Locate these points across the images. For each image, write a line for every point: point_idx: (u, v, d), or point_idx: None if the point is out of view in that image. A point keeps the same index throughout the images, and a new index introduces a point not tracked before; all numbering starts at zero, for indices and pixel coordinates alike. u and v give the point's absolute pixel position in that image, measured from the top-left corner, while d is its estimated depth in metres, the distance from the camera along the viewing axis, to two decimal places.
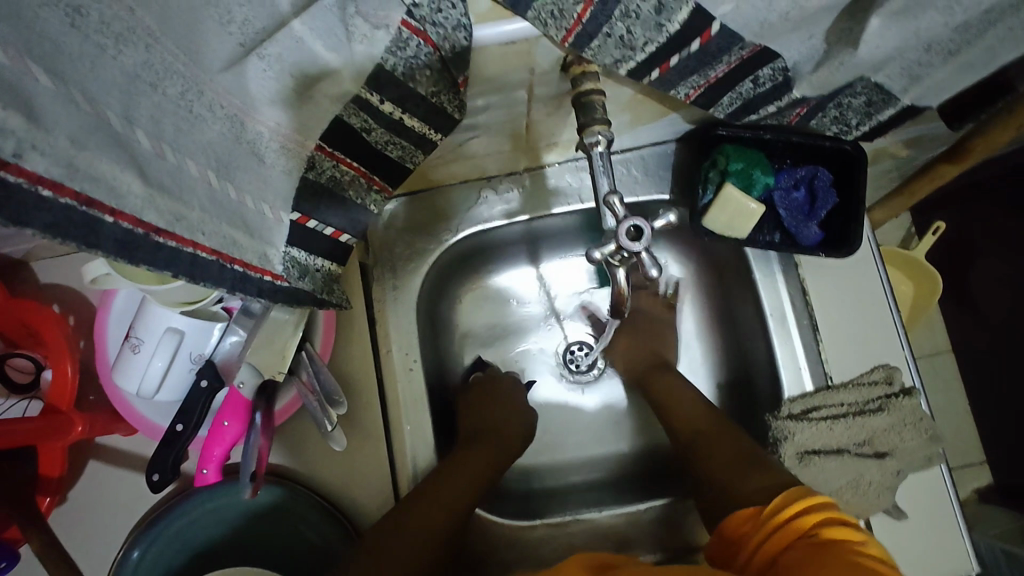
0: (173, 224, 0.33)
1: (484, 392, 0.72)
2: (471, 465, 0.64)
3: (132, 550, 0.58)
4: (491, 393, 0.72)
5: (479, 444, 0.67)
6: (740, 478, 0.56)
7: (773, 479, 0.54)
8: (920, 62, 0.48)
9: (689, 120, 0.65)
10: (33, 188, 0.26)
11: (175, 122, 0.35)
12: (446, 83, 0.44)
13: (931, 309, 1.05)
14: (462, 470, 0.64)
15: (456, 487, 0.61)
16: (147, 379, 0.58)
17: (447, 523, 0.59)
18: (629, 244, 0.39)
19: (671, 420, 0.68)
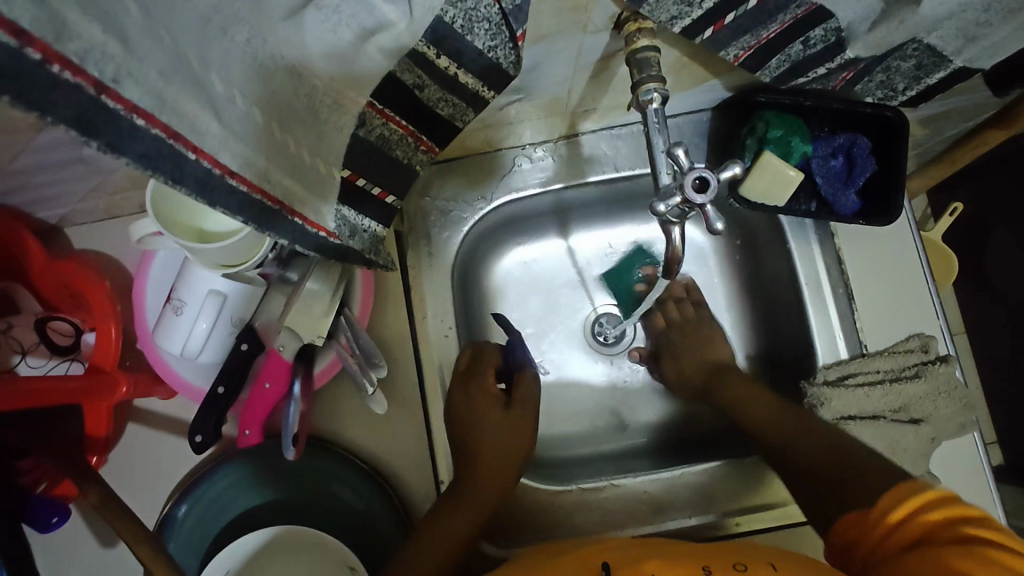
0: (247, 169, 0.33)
1: (482, 400, 0.64)
2: (480, 486, 0.60)
3: (177, 508, 0.59)
4: (492, 386, 0.65)
5: (489, 460, 0.62)
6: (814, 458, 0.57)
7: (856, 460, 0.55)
8: (978, 22, 0.47)
9: (729, 85, 0.65)
10: (128, 117, 0.25)
11: (242, 68, 0.34)
12: (504, 38, 0.42)
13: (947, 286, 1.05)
14: (469, 497, 0.60)
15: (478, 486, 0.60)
16: (190, 341, 0.58)
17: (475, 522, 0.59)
18: (693, 196, 0.39)
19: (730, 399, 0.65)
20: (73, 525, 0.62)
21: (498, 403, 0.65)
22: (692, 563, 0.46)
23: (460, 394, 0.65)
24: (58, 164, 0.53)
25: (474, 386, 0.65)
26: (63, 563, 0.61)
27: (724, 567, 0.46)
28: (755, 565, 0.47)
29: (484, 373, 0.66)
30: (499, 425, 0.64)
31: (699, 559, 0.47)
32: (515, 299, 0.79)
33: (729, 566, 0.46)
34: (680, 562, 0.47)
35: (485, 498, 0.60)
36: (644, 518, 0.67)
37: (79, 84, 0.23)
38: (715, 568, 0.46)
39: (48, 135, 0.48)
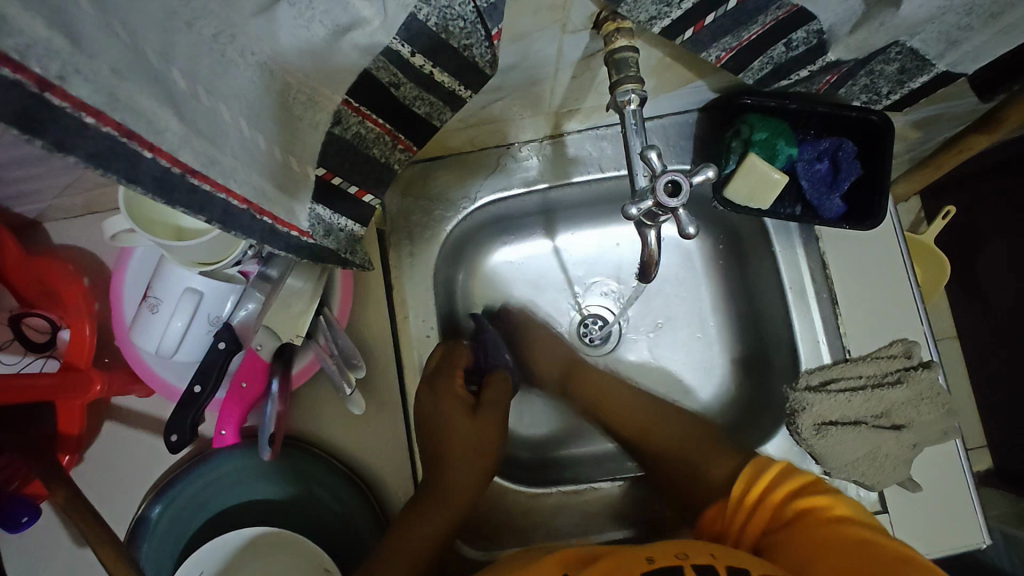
0: (210, 167, 0.32)
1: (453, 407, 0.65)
2: (453, 485, 0.61)
3: (152, 509, 0.59)
4: (459, 388, 0.66)
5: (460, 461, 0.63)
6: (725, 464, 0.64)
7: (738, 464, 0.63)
8: (959, 25, 0.47)
9: (714, 87, 0.64)
10: (76, 114, 0.25)
11: (207, 64, 0.34)
12: (479, 36, 0.42)
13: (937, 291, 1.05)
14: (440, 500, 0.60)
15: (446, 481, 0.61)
16: (165, 340, 0.57)
17: (447, 519, 0.60)
18: (666, 200, 0.39)
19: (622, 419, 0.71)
20: (48, 523, 0.61)
21: (464, 403, 0.66)
22: (636, 554, 0.49)
23: (427, 397, 0.65)
24: (33, 159, 0.53)
25: (443, 389, 0.65)
26: (37, 562, 0.61)
27: (668, 557, 0.48)
28: (695, 554, 0.48)
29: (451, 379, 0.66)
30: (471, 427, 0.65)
31: (643, 551, 0.49)
32: (499, 300, 0.79)
33: (671, 556, 0.48)
34: (628, 554, 0.49)
35: (458, 500, 0.61)
36: (621, 520, 0.68)
37: (19, 80, 0.22)
38: (658, 558, 0.48)
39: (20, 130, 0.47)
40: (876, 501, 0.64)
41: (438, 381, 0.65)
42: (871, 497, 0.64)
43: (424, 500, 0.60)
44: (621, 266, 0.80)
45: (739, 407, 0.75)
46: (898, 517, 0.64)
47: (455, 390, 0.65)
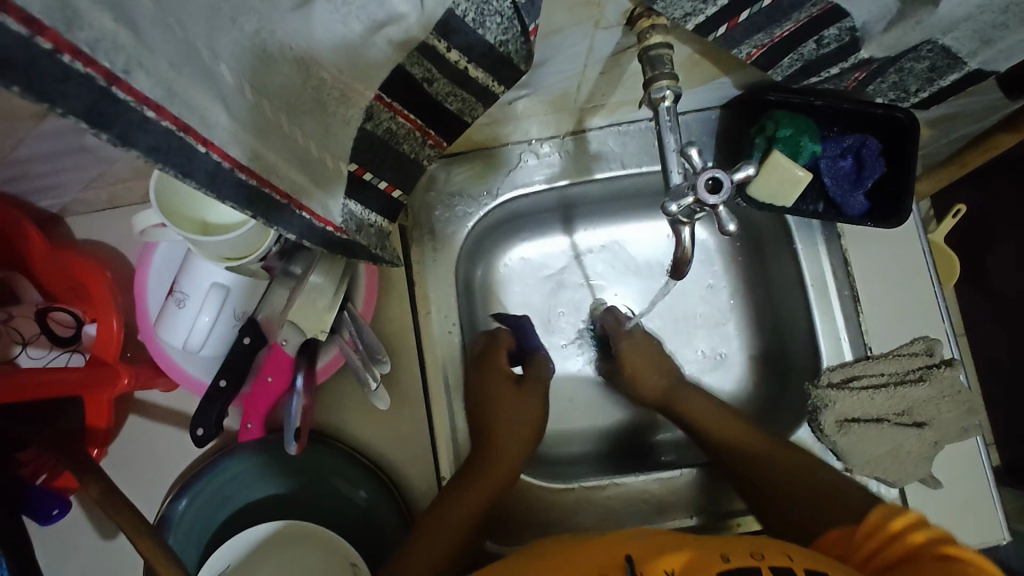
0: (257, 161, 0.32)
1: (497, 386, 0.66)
2: (478, 490, 0.59)
3: (177, 501, 0.58)
4: (505, 366, 0.67)
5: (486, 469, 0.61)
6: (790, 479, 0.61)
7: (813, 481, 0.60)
8: (995, 23, 0.47)
9: (739, 84, 0.64)
10: (137, 108, 0.25)
11: (250, 59, 0.34)
12: (515, 32, 0.41)
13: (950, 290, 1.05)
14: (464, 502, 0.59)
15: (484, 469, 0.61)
16: (192, 335, 0.57)
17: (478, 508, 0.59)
18: (706, 197, 0.39)
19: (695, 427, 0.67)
20: (74, 515, 0.62)
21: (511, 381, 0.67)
22: (709, 551, 0.49)
23: (475, 379, 0.67)
24: (60, 153, 0.53)
25: (488, 371, 0.67)
26: (62, 554, 0.61)
27: (744, 556, 0.48)
28: (773, 554, 0.49)
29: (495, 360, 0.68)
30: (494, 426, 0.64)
31: (715, 548, 0.50)
32: (517, 295, 0.78)
33: (748, 556, 0.48)
34: (699, 552, 0.49)
35: (478, 501, 0.59)
36: (645, 516, 0.67)
37: (89, 74, 0.22)
38: (734, 557, 0.48)
39: (50, 124, 0.48)
40: (897, 498, 0.64)
41: (486, 360, 0.68)
42: (892, 494, 0.65)
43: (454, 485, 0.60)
44: (641, 262, 0.80)
45: (758, 404, 0.75)
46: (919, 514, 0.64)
47: (501, 372, 0.67)
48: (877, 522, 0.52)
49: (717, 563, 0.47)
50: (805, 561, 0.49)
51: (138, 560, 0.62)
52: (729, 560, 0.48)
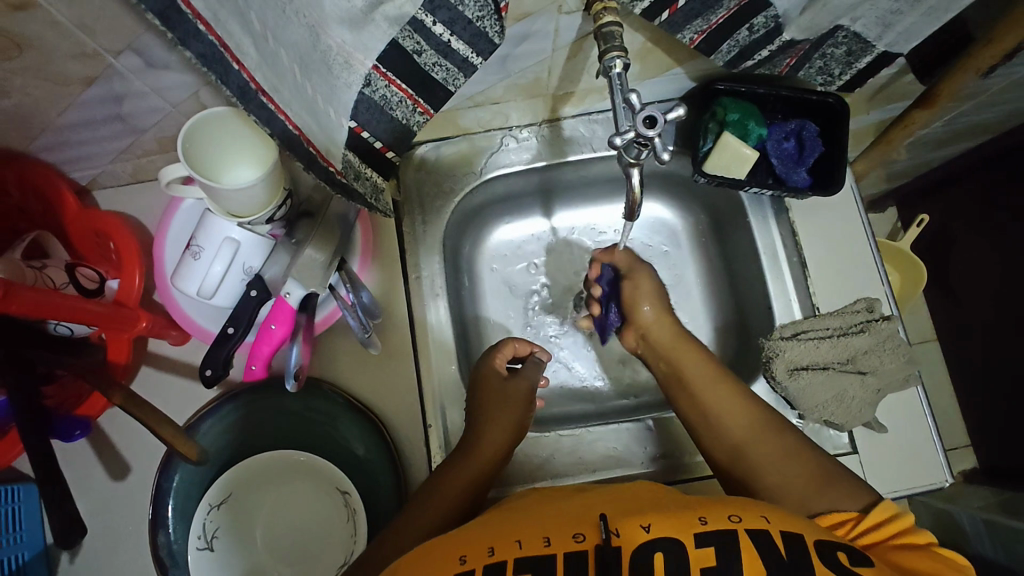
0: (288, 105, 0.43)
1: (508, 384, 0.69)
2: (450, 482, 0.61)
3: (202, 421, 0.64)
4: (499, 365, 0.71)
5: (469, 456, 0.63)
6: (760, 447, 0.60)
7: (788, 463, 0.59)
8: (891, 10, 0.56)
9: (691, 76, 0.73)
10: (194, 22, 0.33)
11: (273, 16, 0.43)
12: (490, 9, 0.50)
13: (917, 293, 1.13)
14: (456, 483, 0.61)
15: (470, 473, 0.62)
16: (205, 283, 0.64)
17: (462, 501, 0.60)
18: (644, 131, 0.46)
19: (675, 378, 0.68)
20: (85, 459, 0.67)
21: (500, 377, 0.70)
22: (687, 513, 0.51)
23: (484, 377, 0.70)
24: (98, 120, 0.61)
25: (484, 369, 0.70)
26: (75, 491, 0.66)
27: (720, 519, 0.50)
28: (749, 517, 0.51)
29: (491, 361, 0.71)
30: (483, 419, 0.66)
31: (696, 510, 0.52)
32: (499, 270, 0.87)
33: (725, 519, 0.50)
34: (679, 513, 0.51)
35: (468, 478, 0.62)
36: (616, 462, 0.73)
37: None
38: (711, 519, 0.50)
39: (95, 89, 0.56)
40: (848, 443, 0.70)
41: (490, 360, 0.71)
42: (842, 440, 0.70)
43: (437, 482, 0.61)
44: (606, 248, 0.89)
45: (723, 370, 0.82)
46: (868, 458, 0.69)
47: (499, 375, 0.70)
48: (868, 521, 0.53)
49: (694, 524, 0.50)
50: (778, 521, 0.51)
51: (142, 502, 0.66)
52: (706, 523, 0.50)
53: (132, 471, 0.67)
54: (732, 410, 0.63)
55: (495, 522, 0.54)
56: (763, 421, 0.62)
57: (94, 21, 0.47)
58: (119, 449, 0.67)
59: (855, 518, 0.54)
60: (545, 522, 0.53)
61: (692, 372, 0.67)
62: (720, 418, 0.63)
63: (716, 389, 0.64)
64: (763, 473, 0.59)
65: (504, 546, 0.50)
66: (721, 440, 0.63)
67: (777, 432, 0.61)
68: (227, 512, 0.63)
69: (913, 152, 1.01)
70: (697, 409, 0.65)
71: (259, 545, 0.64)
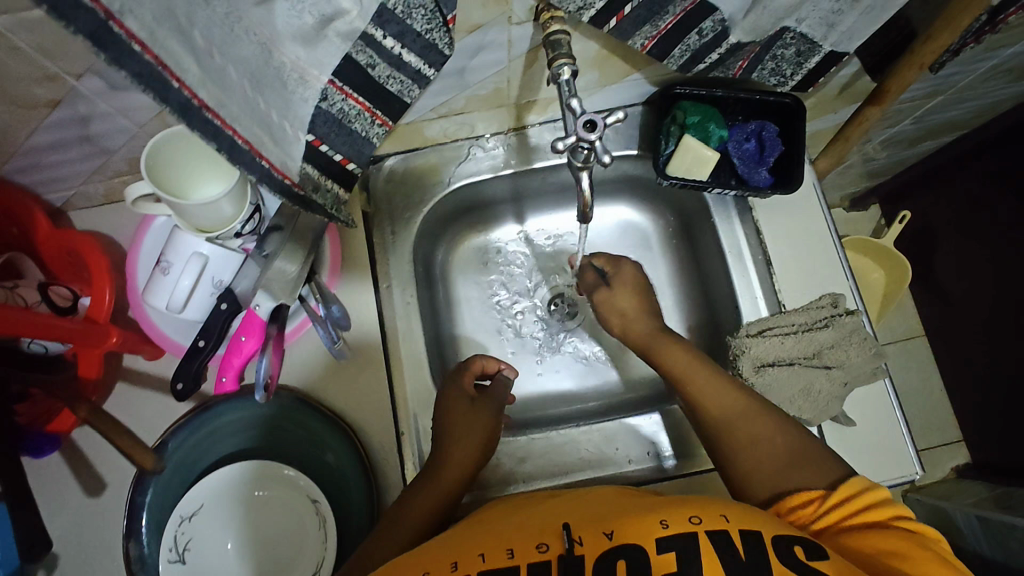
0: (237, 121, 0.46)
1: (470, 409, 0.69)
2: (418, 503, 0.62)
3: (170, 438, 0.64)
4: (466, 385, 0.72)
5: (435, 475, 0.64)
6: (742, 431, 0.61)
7: (765, 452, 0.59)
8: (833, 10, 0.57)
9: (651, 81, 0.74)
10: (127, 42, 0.37)
11: (220, 33, 0.45)
12: (438, 22, 0.51)
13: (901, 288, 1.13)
14: (423, 504, 0.62)
15: (432, 494, 0.63)
16: (174, 297, 0.65)
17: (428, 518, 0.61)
18: (586, 135, 0.49)
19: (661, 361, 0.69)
20: (61, 476, 0.67)
21: (466, 399, 0.70)
22: (648, 517, 0.50)
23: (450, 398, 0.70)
24: (66, 142, 0.62)
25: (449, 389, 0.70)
26: (50, 509, 0.67)
27: (680, 521, 0.49)
28: (709, 518, 0.50)
29: (456, 381, 0.71)
30: (452, 441, 0.66)
31: (658, 512, 0.51)
32: (473, 277, 0.88)
33: (685, 521, 0.49)
34: (639, 516, 0.51)
35: (437, 489, 0.63)
36: (588, 463, 0.73)
37: (95, 8, 0.34)
38: (672, 522, 0.49)
39: (60, 111, 0.58)
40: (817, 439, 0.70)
41: (455, 380, 0.71)
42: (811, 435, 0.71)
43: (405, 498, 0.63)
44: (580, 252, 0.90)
45: None
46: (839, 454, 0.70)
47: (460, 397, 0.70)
48: (836, 498, 0.53)
49: (654, 529, 0.49)
50: (737, 519, 0.50)
51: (118, 517, 0.67)
52: (667, 527, 0.49)
53: (108, 486, 0.67)
54: (726, 394, 0.64)
55: (443, 548, 0.52)
56: (755, 407, 0.62)
57: (52, 46, 0.49)
58: (94, 465, 0.68)
59: (821, 496, 0.54)
60: (507, 532, 0.52)
61: (679, 358, 0.68)
62: (708, 401, 0.64)
63: (702, 375, 0.66)
64: (743, 455, 0.60)
65: (465, 561, 0.49)
66: (708, 421, 0.64)
67: (759, 416, 0.62)
68: (198, 524, 0.64)
69: (887, 148, 1.02)
70: (683, 391, 0.66)
71: (231, 553, 0.65)
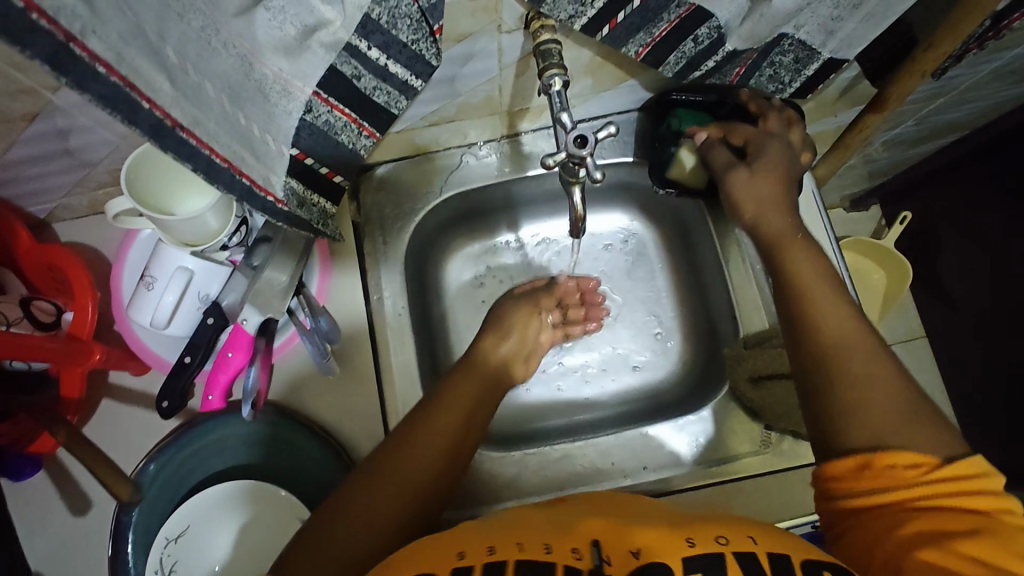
0: (214, 139, 0.44)
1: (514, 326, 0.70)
2: (421, 445, 0.54)
3: (148, 465, 0.63)
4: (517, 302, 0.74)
5: (443, 417, 0.56)
6: (859, 357, 0.50)
7: (893, 387, 0.48)
8: (832, 17, 0.56)
9: (647, 87, 0.73)
10: (91, 64, 0.35)
11: (196, 48, 0.42)
12: (424, 32, 0.50)
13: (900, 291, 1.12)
14: (426, 448, 0.54)
15: (438, 440, 0.54)
16: (158, 313, 0.64)
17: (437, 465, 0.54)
18: (575, 151, 0.48)
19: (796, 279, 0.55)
20: (46, 495, 0.66)
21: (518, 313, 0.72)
22: (672, 533, 0.44)
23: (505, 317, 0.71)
24: (46, 155, 0.61)
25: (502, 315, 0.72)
26: (35, 529, 0.65)
27: (706, 540, 0.44)
28: (736, 537, 0.44)
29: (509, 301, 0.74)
30: (461, 371, 0.62)
31: (682, 530, 0.45)
32: (467, 286, 0.87)
33: (712, 540, 0.44)
34: (663, 533, 0.44)
35: (445, 442, 0.55)
36: (583, 479, 0.72)
37: (53, 31, 0.33)
38: (699, 540, 0.43)
39: (38, 125, 0.56)
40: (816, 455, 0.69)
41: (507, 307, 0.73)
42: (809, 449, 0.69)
43: (402, 438, 0.55)
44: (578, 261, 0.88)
45: (694, 380, 0.81)
46: None
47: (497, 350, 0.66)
48: (947, 470, 0.44)
49: (680, 546, 0.43)
50: (768, 544, 0.45)
51: (103, 538, 0.66)
52: (694, 546, 0.43)
53: (93, 506, 0.66)
54: (846, 315, 0.53)
55: (404, 562, 0.43)
56: (880, 351, 0.51)
57: (26, 61, 0.48)
58: (78, 484, 0.66)
59: (931, 465, 0.44)
60: (536, 529, 0.47)
61: (805, 270, 0.56)
62: (824, 317, 0.53)
63: (827, 291, 0.54)
64: (844, 373, 0.49)
65: (495, 548, 0.44)
66: (819, 335, 0.52)
67: (880, 353, 0.50)
68: (182, 546, 0.62)
69: (886, 150, 1.01)
70: (804, 301, 0.54)
71: None
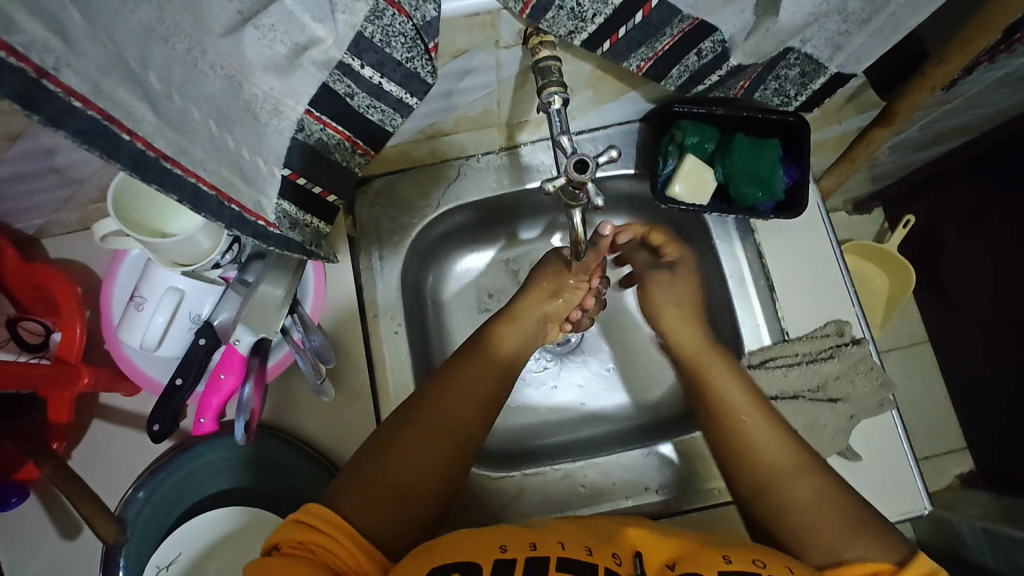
0: (200, 166, 0.42)
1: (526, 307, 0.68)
2: (415, 444, 0.54)
3: (137, 492, 0.63)
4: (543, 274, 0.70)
5: (438, 418, 0.56)
6: (795, 486, 0.54)
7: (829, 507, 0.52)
8: (840, 31, 0.54)
9: (649, 99, 0.71)
10: (66, 99, 0.34)
11: (181, 72, 0.41)
12: (419, 50, 0.48)
13: (904, 299, 1.11)
14: (421, 446, 0.54)
15: (437, 442, 0.54)
16: (147, 335, 0.62)
17: (433, 470, 0.53)
18: (575, 175, 0.46)
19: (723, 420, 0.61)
20: (36, 519, 0.65)
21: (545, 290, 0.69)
22: (711, 550, 0.47)
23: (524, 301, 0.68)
24: (32, 174, 0.59)
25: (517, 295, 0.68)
26: (26, 552, 0.64)
27: (743, 559, 0.46)
28: (773, 558, 0.46)
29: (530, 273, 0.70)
30: (460, 363, 0.61)
31: (720, 548, 0.47)
32: (466, 298, 0.85)
33: (749, 561, 0.45)
34: (701, 549, 0.47)
35: (441, 448, 0.55)
36: (583, 500, 0.70)
37: (22, 67, 0.32)
38: (737, 558, 0.46)
39: (21, 145, 0.54)
40: None
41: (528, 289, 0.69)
42: None
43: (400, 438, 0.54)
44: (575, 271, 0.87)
45: None
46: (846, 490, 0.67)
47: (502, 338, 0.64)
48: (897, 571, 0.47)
49: (718, 562, 0.45)
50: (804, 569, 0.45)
51: (95, 561, 0.64)
52: (731, 562, 0.45)
53: (83, 530, 0.65)
54: (777, 442, 0.57)
55: (445, 552, 0.45)
56: (809, 463, 0.56)
57: None
58: (68, 508, 0.65)
59: (889, 569, 0.47)
60: (584, 531, 0.49)
61: (735, 403, 0.61)
62: (759, 454, 0.57)
63: (754, 425, 0.59)
64: (793, 510, 0.53)
65: (544, 548, 0.45)
66: (758, 478, 0.56)
67: (810, 471, 0.55)
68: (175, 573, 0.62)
69: (892, 156, 0.99)
70: (736, 447, 0.58)
71: None
